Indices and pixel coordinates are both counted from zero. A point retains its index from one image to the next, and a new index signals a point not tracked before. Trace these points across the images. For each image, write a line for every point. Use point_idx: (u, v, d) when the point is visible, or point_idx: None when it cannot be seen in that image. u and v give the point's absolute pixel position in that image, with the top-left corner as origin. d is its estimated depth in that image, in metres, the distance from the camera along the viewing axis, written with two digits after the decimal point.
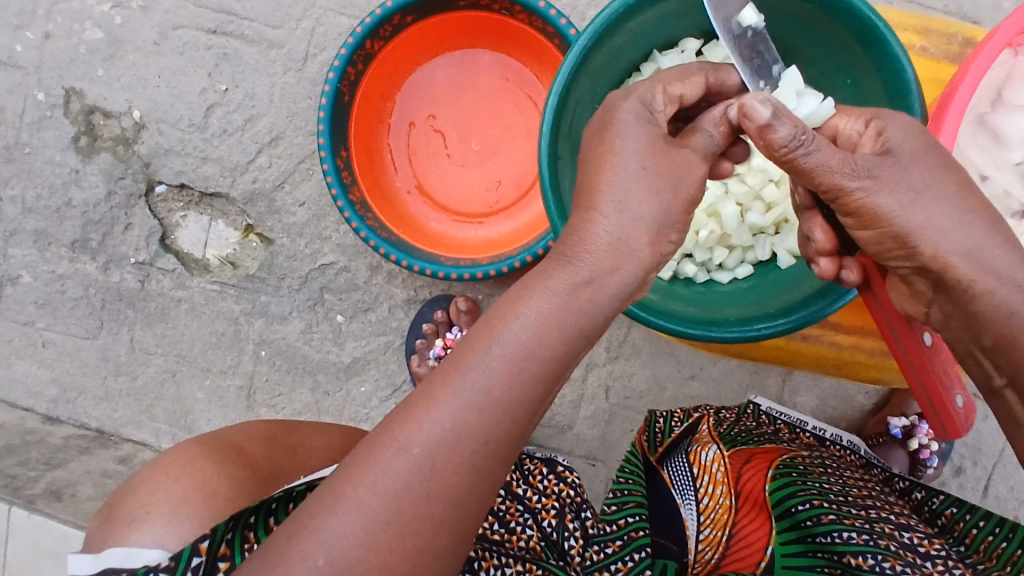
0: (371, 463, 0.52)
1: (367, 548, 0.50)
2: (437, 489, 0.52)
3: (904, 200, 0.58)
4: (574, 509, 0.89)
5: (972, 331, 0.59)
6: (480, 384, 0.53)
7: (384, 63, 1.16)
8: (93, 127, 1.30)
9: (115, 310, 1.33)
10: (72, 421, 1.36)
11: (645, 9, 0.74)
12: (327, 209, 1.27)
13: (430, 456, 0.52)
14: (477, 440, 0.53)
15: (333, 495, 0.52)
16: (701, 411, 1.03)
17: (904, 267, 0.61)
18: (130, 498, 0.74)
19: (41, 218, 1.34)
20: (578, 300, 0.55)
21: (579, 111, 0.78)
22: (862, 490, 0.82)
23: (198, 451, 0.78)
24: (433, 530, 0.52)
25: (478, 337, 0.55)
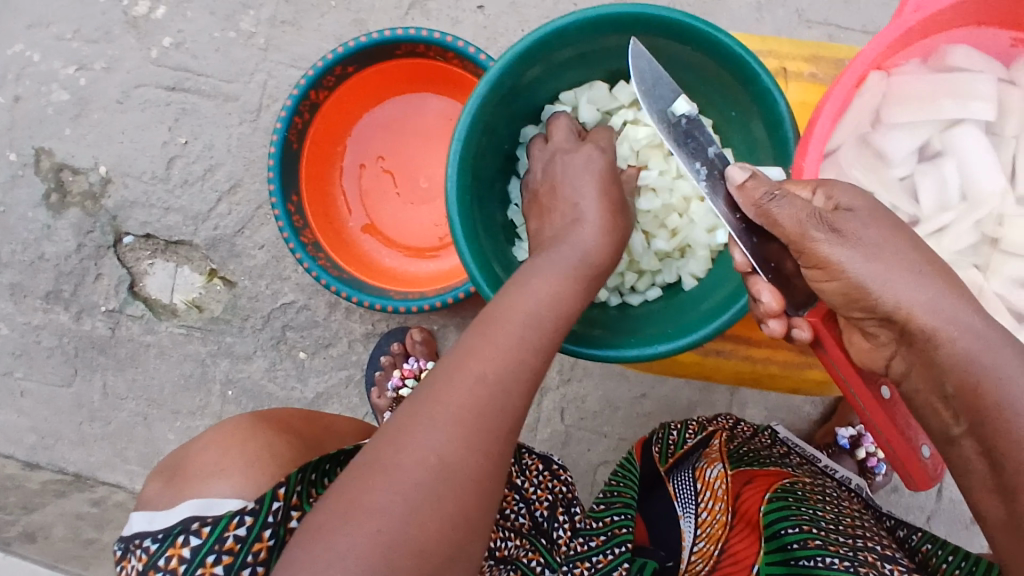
0: (454, 385, 0.58)
1: (470, 442, 0.56)
2: (510, 410, 0.59)
3: (864, 253, 0.60)
4: (564, 502, 0.96)
5: (935, 380, 0.59)
6: (537, 312, 0.65)
7: (330, 111, 1.22)
8: (63, 183, 1.37)
9: (87, 357, 1.38)
10: (50, 466, 1.40)
11: (539, 58, 0.79)
12: (286, 251, 1.32)
13: (503, 378, 0.59)
14: (536, 357, 0.63)
15: (424, 414, 0.57)
16: (716, 424, 1.08)
17: (870, 319, 0.62)
18: (199, 458, 0.78)
19: (15, 272, 1.39)
20: (586, 272, 0.69)
21: (484, 153, 0.83)
22: (855, 521, 0.88)
23: (252, 423, 0.84)
24: (507, 441, 0.58)
25: (520, 286, 0.67)
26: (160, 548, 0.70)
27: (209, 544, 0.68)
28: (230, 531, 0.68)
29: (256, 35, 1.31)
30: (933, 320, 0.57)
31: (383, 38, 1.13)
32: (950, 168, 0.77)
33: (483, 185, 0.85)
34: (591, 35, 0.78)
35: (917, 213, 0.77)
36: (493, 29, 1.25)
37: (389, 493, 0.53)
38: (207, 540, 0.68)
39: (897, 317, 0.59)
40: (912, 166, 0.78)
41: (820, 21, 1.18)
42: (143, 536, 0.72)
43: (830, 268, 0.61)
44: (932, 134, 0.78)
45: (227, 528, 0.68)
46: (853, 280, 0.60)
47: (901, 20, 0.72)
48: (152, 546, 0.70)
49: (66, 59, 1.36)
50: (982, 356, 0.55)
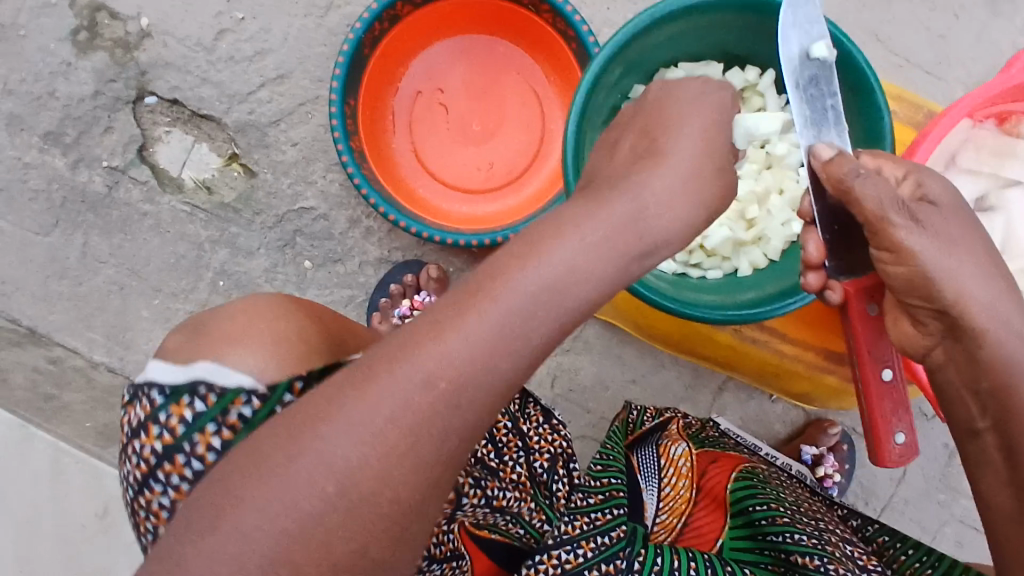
0: (384, 381, 0.50)
1: (436, 410, 0.50)
2: (451, 427, 0.51)
3: (941, 245, 0.60)
4: (565, 457, 0.90)
5: (972, 372, 0.62)
6: (576, 258, 0.53)
7: (407, 29, 1.22)
8: (95, 25, 1.28)
9: (74, 211, 1.30)
10: (2, 314, 1.30)
11: (676, 19, 0.83)
12: (319, 155, 1.28)
13: (452, 393, 0.50)
14: (558, 312, 0.52)
15: (341, 412, 0.50)
16: (672, 412, 1.09)
17: (923, 309, 0.62)
18: (218, 322, 0.64)
19: (17, 102, 1.29)
20: (624, 239, 0.56)
21: (602, 92, 0.85)
22: (811, 505, 0.92)
23: (286, 301, 0.70)
24: (443, 466, 0.51)
25: (580, 220, 0.55)
26: (162, 403, 0.61)
27: (211, 414, 0.60)
28: (235, 409, 0.60)
29: None
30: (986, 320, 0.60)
31: None
32: (998, 222, 0.85)
33: (590, 125, 0.86)
34: (731, 14, 0.83)
35: None
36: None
37: (333, 440, 0.50)
38: (210, 409, 0.60)
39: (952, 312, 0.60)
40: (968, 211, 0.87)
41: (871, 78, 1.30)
42: (153, 387, 0.62)
43: (903, 255, 0.60)
44: (989, 188, 0.87)
45: (232, 404, 0.60)
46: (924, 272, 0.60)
47: (1007, 75, 0.79)
48: (156, 400, 0.61)
49: None
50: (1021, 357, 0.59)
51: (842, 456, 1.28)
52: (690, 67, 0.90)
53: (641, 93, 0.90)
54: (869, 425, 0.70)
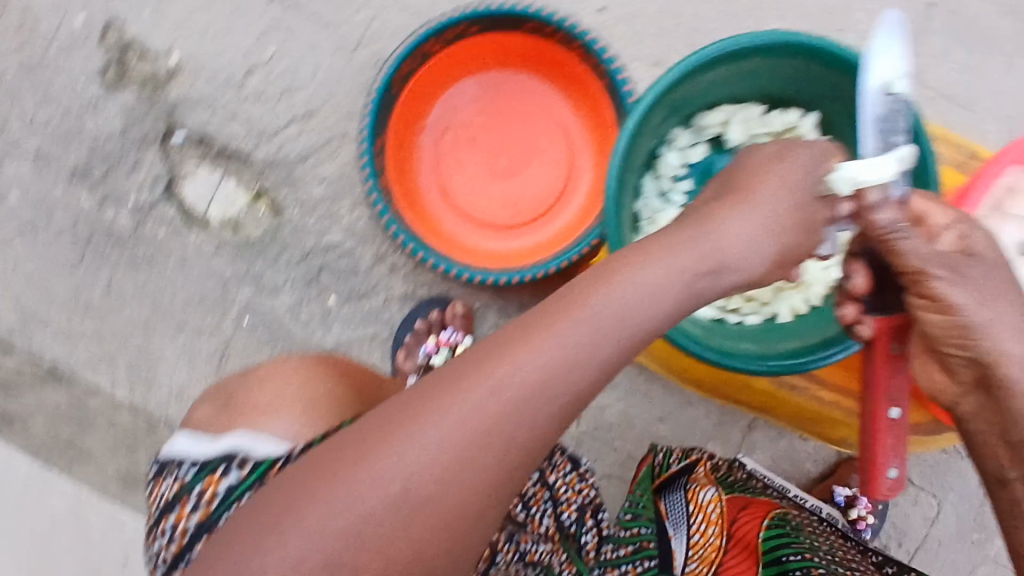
0: (455, 391, 0.44)
1: (506, 415, 0.44)
2: (523, 435, 0.45)
3: (980, 297, 0.57)
4: (593, 506, 0.82)
5: (1003, 420, 0.60)
6: (587, 332, 0.46)
7: (437, 67, 1.21)
8: (124, 62, 1.29)
9: (100, 247, 1.29)
10: (27, 351, 1.30)
11: (725, 62, 0.79)
12: (345, 191, 1.28)
13: (524, 400, 0.44)
14: (567, 390, 0.45)
15: (403, 421, 0.44)
16: (700, 454, 1.09)
17: (958, 357, 0.60)
18: (252, 392, 0.72)
19: (46, 139, 1.30)
20: (705, 266, 0.52)
21: (645, 136, 0.81)
22: (847, 553, 0.87)
23: (307, 365, 0.76)
24: (509, 479, 0.44)
25: (594, 285, 0.48)
26: (196, 476, 0.63)
27: (247, 484, 0.60)
28: (270, 474, 0.60)
29: None
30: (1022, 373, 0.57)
31: (512, 11, 1.13)
32: None
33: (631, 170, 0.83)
34: (782, 56, 0.78)
35: None
36: (612, 33, 1.24)
37: (316, 526, 0.43)
38: (243, 481, 0.60)
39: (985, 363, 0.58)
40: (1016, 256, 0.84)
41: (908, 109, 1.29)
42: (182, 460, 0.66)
43: (941, 306, 0.57)
44: None
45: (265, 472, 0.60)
46: (963, 323, 0.57)
47: None
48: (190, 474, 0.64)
49: None
50: None
51: (876, 496, 1.26)
52: (732, 109, 0.87)
53: (680, 135, 0.88)
54: (867, 459, 0.64)
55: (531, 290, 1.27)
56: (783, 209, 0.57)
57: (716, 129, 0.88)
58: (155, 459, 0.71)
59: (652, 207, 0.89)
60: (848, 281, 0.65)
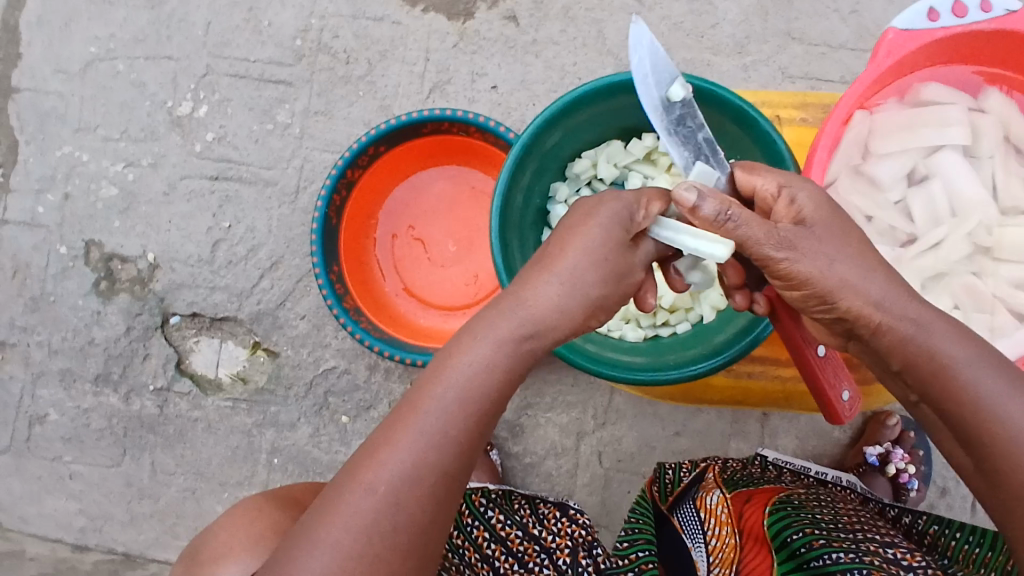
0: (341, 502, 0.57)
1: (384, 512, 0.57)
2: (404, 522, 0.57)
3: (820, 263, 0.67)
4: (586, 545, 0.92)
5: (883, 358, 0.69)
6: (435, 423, 0.59)
7: (364, 188, 1.33)
8: (112, 272, 1.46)
9: (136, 436, 1.44)
10: (101, 547, 1.44)
11: (565, 120, 0.88)
12: (326, 319, 1.40)
13: (397, 493, 0.57)
14: (429, 473, 0.58)
15: (307, 539, 0.57)
16: (709, 462, 1.19)
17: (826, 317, 0.70)
18: (212, 540, 0.83)
19: (66, 358, 1.47)
20: (521, 336, 0.63)
21: (522, 203, 0.90)
22: (851, 518, 0.96)
23: (261, 501, 0.88)
24: (403, 558, 0.57)
25: (431, 382, 0.61)
26: None
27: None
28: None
29: (292, 125, 1.43)
30: (878, 313, 0.66)
31: (411, 118, 1.24)
32: (937, 187, 0.87)
33: (522, 234, 0.92)
34: (610, 98, 0.88)
35: (913, 230, 0.87)
36: (506, 104, 1.38)
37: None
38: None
39: (848, 317, 0.68)
40: (903, 190, 0.88)
41: (801, 75, 1.35)
42: None
43: (794, 281, 0.68)
44: (916, 161, 0.88)
45: None
46: (816, 289, 0.68)
47: (877, 61, 0.81)
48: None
49: (114, 157, 1.48)
50: (918, 337, 0.65)
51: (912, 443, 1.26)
52: (595, 152, 0.96)
53: (560, 188, 0.96)
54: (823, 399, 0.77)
55: None
56: (583, 260, 0.67)
57: (589, 172, 0.96)
58: None
59: None
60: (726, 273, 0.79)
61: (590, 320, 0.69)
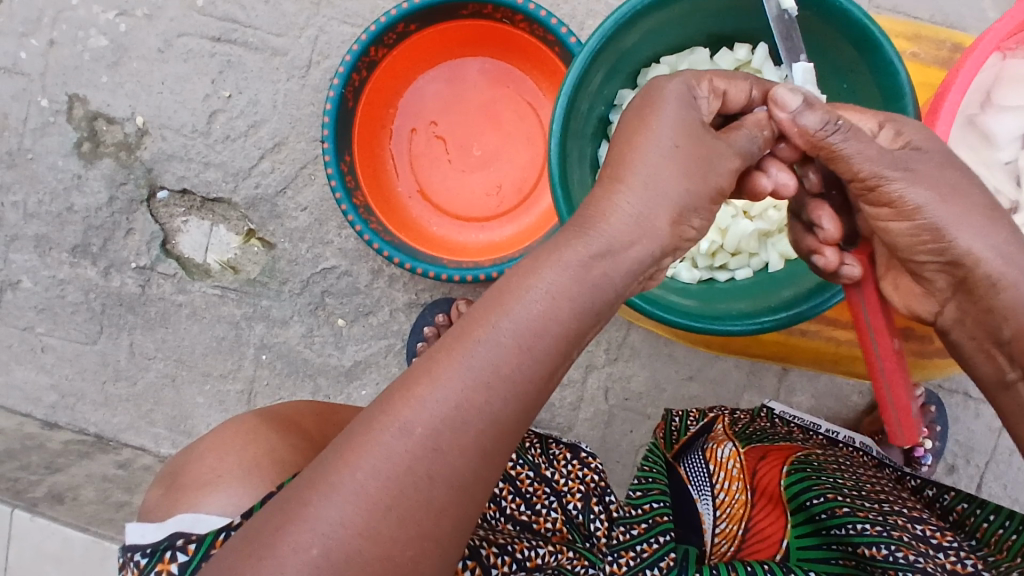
0: (367, 442, 0.49)
1: (417, 459, 0.49)
2: (442, 474, 0.49)
3: (937, 195, 0.59)
4: (599, 492, 0.88)
5: (992, 323, 0.61)
6: (485, 358, 0.50)
7: (385, 71, 1.18)
8: (96, 133, 1.31)
9: (115, 315, 1.34)
10: (71, 426, 1.37)
11: (652, 13, 0.74)
12: (329, 214, 1.28)
13: (435, 438, 0.49)
14: (476, 425, 0.50)
15: (323, 482, 0.49)
16: (716, 412, 1.09)
17: (935, 262, 0.61)
18: (198, 465, 0.77)
19: (42, 223, 1.34)
20: (596, 267, 0.53)
21: (586, 110, 0.78)
22: (875, 486, 0.87)
23: (257, 422, 0.82)
24: (437, 516, 0.49)
25: (486, 311, 0.52)
26: (146, 564, 0.65)
27: (195, 563, 0.63)
28: (217, 549, 0.63)
29: None
30: (998, 264, 0.59)
31: None
32: None
33: (580, 145, 0.80)
34: None
35: (1019, 198, 0.76)
36: None
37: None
38: (192, 559, 0.63)
39: (966, 262, 0.59)
40: (1017, 151, 0.77)
41: (889, 6, 1.19)
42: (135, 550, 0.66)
43: (904, 211, 0.60)
44: None
45: (213, 546, 0.64)
46: (931, 223, 0.59)
47: None
48: (142, 561, 0.65)
49: (105, 3, 1.30)
50: None
51: (932, 418, 1.19)
52: (675, 58, 0.82)
53: (627, 96, 0.83)
54: (897, 406, 0.65)
55: None
56: (666, 173, 0.56)
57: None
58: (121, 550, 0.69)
59: None
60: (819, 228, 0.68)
61: (678, 227, 0.56)
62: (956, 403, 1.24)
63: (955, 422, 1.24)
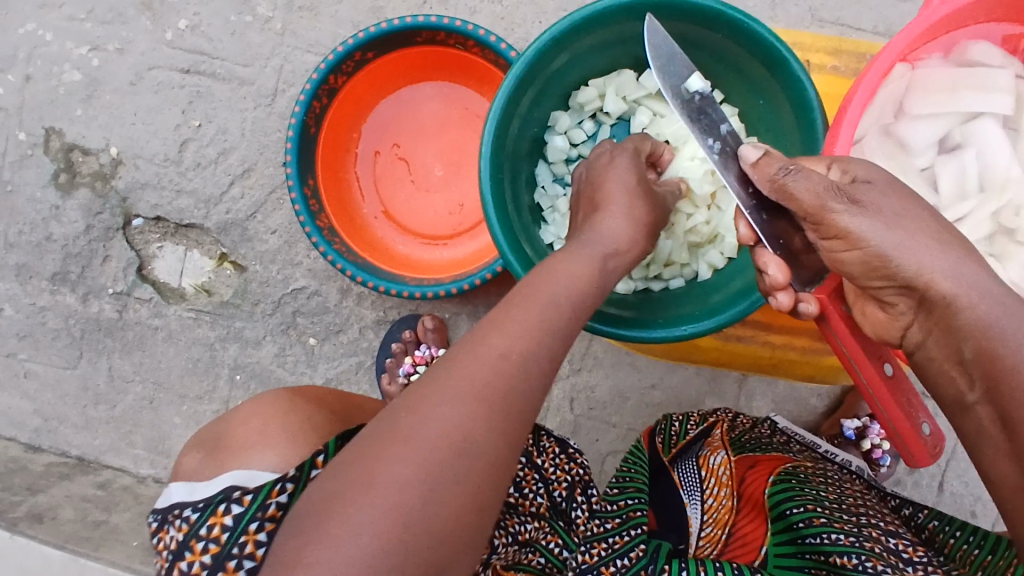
0: (474, 358, 0.55)
1: (516, 373, 0.55)
2: (529, 391, 0.56)
3: (884, 221, 0.59)
4: (583, 485, 0.90)
5: (952, 343, 0.60)
6: (558, 304, 0.60)
7: (346, 98, 1.22)
8: (73, 164, 1.36)
9: (94, 340, 1.38)
10: (54, 449, 1.40)
11: (574, 40, 0.78)
12: (298, 236, 1.32)
13: (527, 359, 0.57)
14: (549, 348, 0.58)
15: (440, 386, 0.54)
16: (718, 415, 1.07)
17: (888, 287, 0.61)
18: (239, 433, 0.79)
19: (22, 253, 1.38)
20: (614, 257, 0.67)
21: (517, 133, 0.82)
22: (856, 500, 0.88)
23: (288, 400, 0.84)
24: (524, 426, 0.56)
25: (553, 273, 0.63)
26: (199, 518, 0.66)
27: (250, 513, 0.65)
28: (272, 501, 0.65)
29: (272, 20, 1.30)
30: (954, 286, 0.58)
31: (404, 24, 1.13)
32: (970, 158, 0.79)
33: (514, 165, 0.84)
34: (625, 20, 0.78)
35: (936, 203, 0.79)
36: (510, 19, 1.26)
37: (387, 483, 0.50)
38: (246, 510, 0.65)
39: (918, 284, 0.59)
40: (932, 157, 0.80)
41: (832, 20, 1.22)
42: (186, 505, 0.69)
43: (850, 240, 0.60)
44: (952, 127, 0.79)
45: (269, 497, 0.65)
46: (874, 251, 0.59)
47: (930, 10, 0.72)
48: (192, 516, 0.67)
49: (78, 39, 1.35)
50: (1001, 321, 0.57)
51: None
52: (603, 81, 0.87)
53: (560, 118, 0.88)
54: (898, 429, 0.67)
55: (495, 288, 1.28)
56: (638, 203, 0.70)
57: (594, 103, 0.88)
58: (154, 511, 0.71)
59: (550, 194, 0.90)
60: (767, 275, 0.68)
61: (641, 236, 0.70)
62: None
63: None
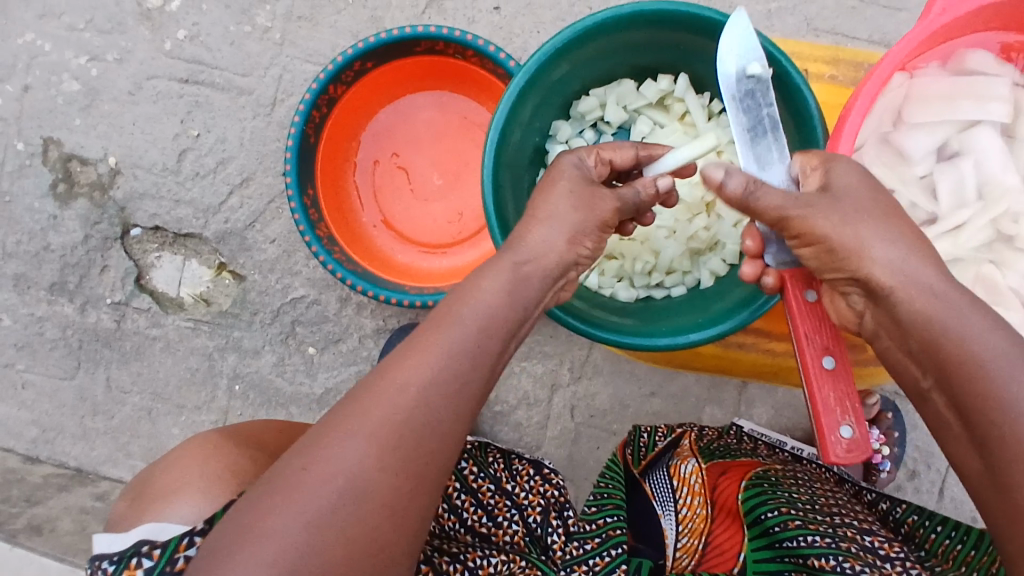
0: (372, 400, 0.58)
1: (412, 412, 0.57)
2: (432, 426, 0.58)
3: (837, 218, 0.63)
4: (558, 506, 0.91)
5: (902, 336, 0.63)
6: (467, 333, 0.60)
7: (345, 107, 1.22)
8: (71, 174, 1.36)
9: (91, 350, 1.37)
10: (51, 460, 1.39)
11: (575, 50, 0.79)
12: (297, 245, 1.31)
13: (427, 395, 0.58)
14: (454, 379, 0.59)
15: (340, 428, 0.57)
16: (685, 427, 1.09)
17: (840, 278, 0.65)
18: (164, 478, 0.83)
19: (20, 262, 1.38)
20: (529, 271, 0.66)
21: (519, 142, 0.83)
22: (829, 499, 0.88)
23: (219, 440, 0.87)
24: (428, 462, 0.58)
25: (464, 299, 0.62)
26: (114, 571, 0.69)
27: (160, 567, 0.68)
28: (180, 554, 0.68)
29: (272, 30, 1.31)
30: (895, 277, 0.61)
31: (403, 34, 1.13)
32: (968, 167, 0.79)
33: (516, 174, 0.84)
34: (625, 29, 0.78)
35: (936, 210, 0.79)
36: (509, 29, 1.26)
37: (278, 530, 0.54)
38: (156, 564, 0.68)
39: (862, 275, 0.63)
40: (931, 165, 0.80)
41: (828, 29, 1.23)
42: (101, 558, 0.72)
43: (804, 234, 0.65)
44: (950, 135, 0.80)
45: (177, 550, 0.69)
46: (827, 244, 0.64)
47: (928, 19, 0.73)
48: (109, 568, 0.70)
49: (77, 49, 1.35)
50: (942, 313, 0.59)
51: (888, 425, 1.22)
52: (604, 90, 0.87)
53: (561, 128, 0.88)
54: (817, 417, 0.69)
55: None
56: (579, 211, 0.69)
57: (595, 113, 0.88)
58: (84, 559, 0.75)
59: None
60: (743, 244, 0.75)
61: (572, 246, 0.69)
62: (913, 410, 1.25)
63: (913, 429, 1.26)
